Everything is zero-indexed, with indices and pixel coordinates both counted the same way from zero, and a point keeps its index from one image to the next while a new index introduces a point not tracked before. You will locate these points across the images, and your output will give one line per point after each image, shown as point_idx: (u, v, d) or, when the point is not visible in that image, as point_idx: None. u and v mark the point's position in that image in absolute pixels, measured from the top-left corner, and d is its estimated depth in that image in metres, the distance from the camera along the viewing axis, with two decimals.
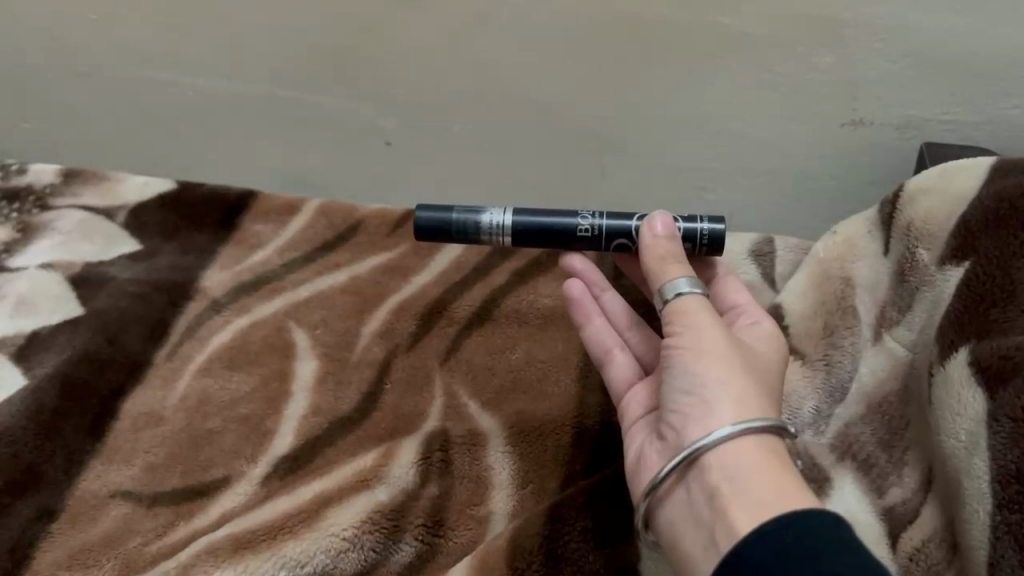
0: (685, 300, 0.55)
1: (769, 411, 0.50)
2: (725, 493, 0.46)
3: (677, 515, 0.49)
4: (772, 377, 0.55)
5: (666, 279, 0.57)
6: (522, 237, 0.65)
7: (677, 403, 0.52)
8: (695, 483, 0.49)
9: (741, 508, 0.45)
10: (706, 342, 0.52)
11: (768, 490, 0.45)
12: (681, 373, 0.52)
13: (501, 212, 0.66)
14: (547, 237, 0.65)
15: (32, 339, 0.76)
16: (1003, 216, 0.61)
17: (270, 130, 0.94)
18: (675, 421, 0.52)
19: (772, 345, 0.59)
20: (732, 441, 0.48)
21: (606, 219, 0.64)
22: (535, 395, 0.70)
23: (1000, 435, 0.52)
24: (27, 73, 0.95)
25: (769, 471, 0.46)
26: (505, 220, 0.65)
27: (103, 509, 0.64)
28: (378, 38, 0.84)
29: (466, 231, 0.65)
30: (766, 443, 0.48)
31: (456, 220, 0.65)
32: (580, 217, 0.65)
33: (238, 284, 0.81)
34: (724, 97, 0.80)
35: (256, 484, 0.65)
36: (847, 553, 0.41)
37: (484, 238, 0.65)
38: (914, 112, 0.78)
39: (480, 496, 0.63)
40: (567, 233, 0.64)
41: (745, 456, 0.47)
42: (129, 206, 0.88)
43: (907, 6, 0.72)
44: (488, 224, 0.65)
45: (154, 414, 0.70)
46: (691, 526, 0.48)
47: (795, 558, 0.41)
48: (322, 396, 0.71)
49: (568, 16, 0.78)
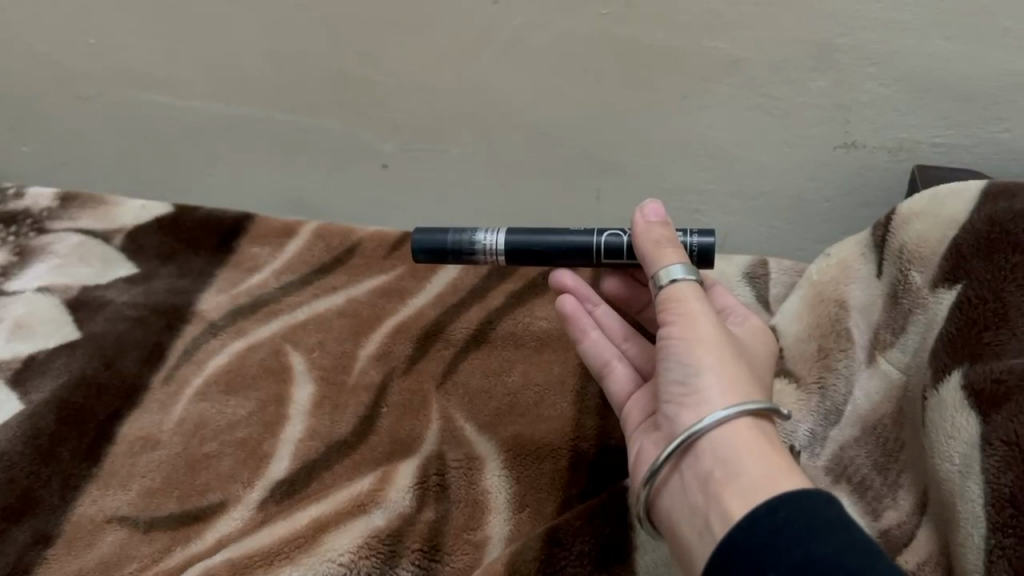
0: (677, 288, 0.55)
1: (757, 395, 0.51)
2: (717, 480, 0.47)
3: (674, 505, 0.50)
4: (761, 374, 0.57)
5: (660, 267, 0.57)
6: (519, 257, 0.66)
7: (671, 393, 0.52)
8: (690, 471, 0.49)
9: (733, 497, 0.45)
10: (701, 329, 0.53)
11: (757, 475, 0.46)
12: (673, 361, 0.53)
13: (494, 232, 0.66)
14: (542, 256, 0.65)
15: (30, 362, 0.76)
16: (993, 241, 0.61)
17: (268, 151, 0.94)
18: (668, 410, 0.52)
19: (760, 340, 0.60)
20: (726, 425, 0.48)
21: (603, 235, 0.64)
22: (533, 419, 0.70)
23: (994, 459, 0.52)
24: (24, 98, 0.96)
25: (763, 456, 0.47)
26: (498, 241, 0.65)
27: (99, 535, 0.64)
28: (374, 62, 0.84)
29: (462, 251, 0.66)
30: (756, 426, 0.49)
31: (452, 241, 0.66)
32: (573, 234, 0.65)
33: (235, 306, 0.81)
34: (717, 121, 0.81)
35: (253, 510, 0.65)
36: (839, 531, 0.42)
37: (480, 259, 0.66)
38: (906, 135, 0.78)
39: (477, 520, 0.63)
40: (564, 250, 0.65)
41: (738, 441, 0.48)
42: (126, 229, 0.88)
43: (901, 31, 0.72)
44: (483, 244, 0.66)
45: (151, 437, 0.70)
46: (685, 513, 0.48)
47: (793, 537, 0.41)
48: (319, 419, 0.71)
49: (564, 40, 0.79)
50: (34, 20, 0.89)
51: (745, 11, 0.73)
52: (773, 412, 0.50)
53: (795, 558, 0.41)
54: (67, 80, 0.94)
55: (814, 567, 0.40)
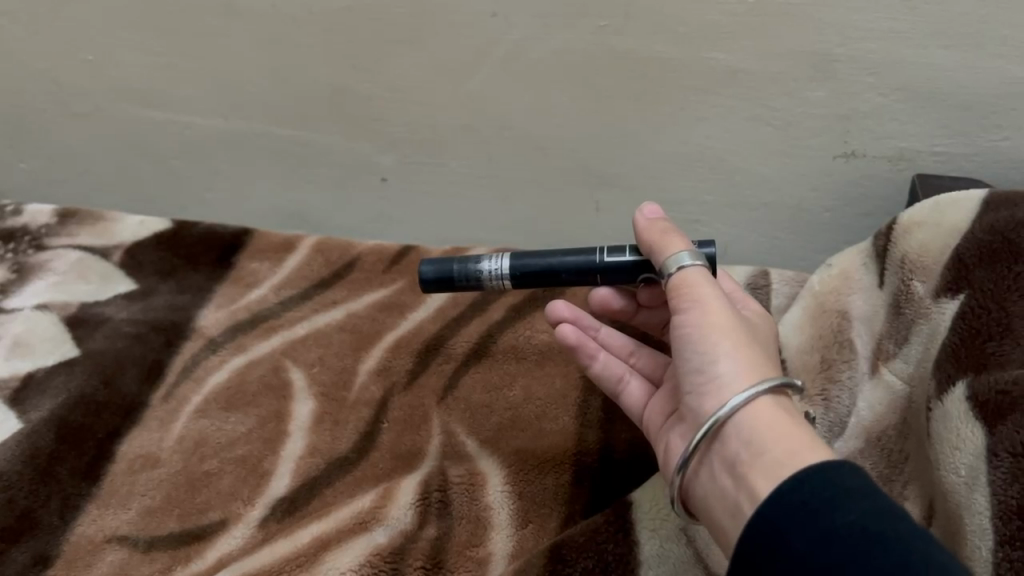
0: (687, 272, 0.56)
1: (771, 372, 0.52)
2: (743, 461, 0.48)
3: (707, 491, 0.51)
4: (769, 346, 0.58)
5: (668, 255, 0.58)
6: (528, 282, 0.65)
7: (693, 384, 0.53)
8: (717, 456, 0.50)
9: (759, 475, 0.46)
10: (715, 313, 0.54)
11: (782, 448, 0.47)
12: (691, 352, 0.53)
13: (499, 258, 0.65)
14: (549, 280, 0.64)
15: (28, 381, 0.75)
16: (996, 250, 0.61)
17: (267, 166, 0.94)
18: (690, 401, 0.53)
19: (761, 318, 0.63)
20: (749, 406, 0.50)
21: (606, 255, 0.63)
22: (535, 434, 0.69)
23: (1000, 470, 0.52)
24: (20, 115, 0.96)
25: (783, 429, 0.48)
26: (503, 267, 0.64)
27: (98, 555, 0.64)
28: (372, 76, 0.84)
29: (470, 280, 0.65)
30: (775, 401, 0.50)
31: (458, 272, 0.65)
32: (576, 257, 0.63)
33: (235, 323, 0.80)
34: (716, 132, 0.81)
35: (254, 528, 0.65)
36: (864, 497, 0.42)
37: (488, 287, 0.65)
38: (906, 145, 0.78)
39: (479, 537, 0.63)
40: (572, 272, 0.63)
41: (761, 419, 0.49)
42: (125, 245, 0.88)
43: (901, 40, 0.72)
44: (488, 273, 0.65)
45: (151, 456, 0.70)
46: (718, 496, 0.49)
47: (818, 509, 0.42)
48: (319, 435, 0.70)
49: (562, 53, 0.79)
50: (32, 38, 0.89)
51: (743, 22, 0.73)
52: (793, 388, 0.52)
53: (818, 528, 0.41)
54: (63, 97, 0.93)
55: (837, 535, 0.40)
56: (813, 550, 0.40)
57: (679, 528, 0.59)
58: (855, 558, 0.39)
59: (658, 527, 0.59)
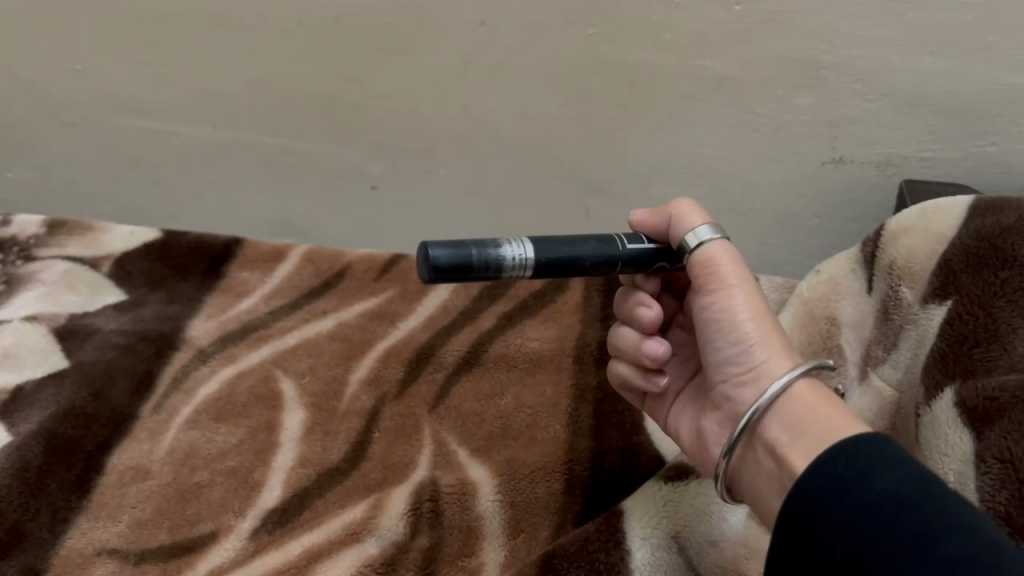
0: (709, 248, 0.55)
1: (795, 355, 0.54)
2: (784, 443, 0.49)
3: (751, 476, 0.52)
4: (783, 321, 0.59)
5: (687, 231, 0.56)
6: (546, 272, 0.53)
7: (731, 375, 0.55)
8: (758, 441, 0.52)
9: (800, 455, 0.48)
10: (742, 299, 0.54)
11: (821, 429, 0.48)
12: (725, 341, 0.55)
13: (516, 242, 0.52)
14: (573, 270, 0.53)
15: (17, 394, 0.75)
16: (984, 256, 0.62)
17: (257, 175, 0.94)
18: (728, 390, 0.55)
19: None
20: (786, 393, 0.51)
21: (627, 243, 0.56)
22: (525, 442, 0.70)
23: (988, 476, 0.52)
24: (9, 125, 0.95)
25: (824, 412, 0.49)
26: (529, 253, 0.52)
27: (87, 568, 0.63)
28: (361, 84, 0.85)
29: (488, 270, 0.51)
30: (812, 385, 0.51)
31: (480, 259, 0.50)
32: (599, 241, 0.55)
33: (224, 333, 0.80)
34: (706, 139, 0.81)
35: (244, 540, 0.65)
36: (895, 466, 0.42)
37: (503, 277, 0.52)
38: (894, 150, 0.78)
39: (471, 546, 0.63)
40: (598, 260, 0.54)
41: (801, 403, 0.50)
42: (115, 256, 0.88)
43: (886, 48, 0.72)
44: (513, 260, 0.51)
45: (142, 468, 0.70)
46: (762, 478, 0.51)
47: (857, 477, 0.42)
48: (308, 447, 0.70)
49: (551, 61, 0.79)
50: (20, 48, 0.89)
51: (730, 29, 0.74)
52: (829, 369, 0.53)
53: (856, 497, 0.41)
54: (52, 107, 0.93)
55: (875, 501, 0.41)
56: (853, 516, 0.41)
57: (671, 536, 0.60)
58: (894, 517, 0.40)
59: (649, 535, 0.59)
